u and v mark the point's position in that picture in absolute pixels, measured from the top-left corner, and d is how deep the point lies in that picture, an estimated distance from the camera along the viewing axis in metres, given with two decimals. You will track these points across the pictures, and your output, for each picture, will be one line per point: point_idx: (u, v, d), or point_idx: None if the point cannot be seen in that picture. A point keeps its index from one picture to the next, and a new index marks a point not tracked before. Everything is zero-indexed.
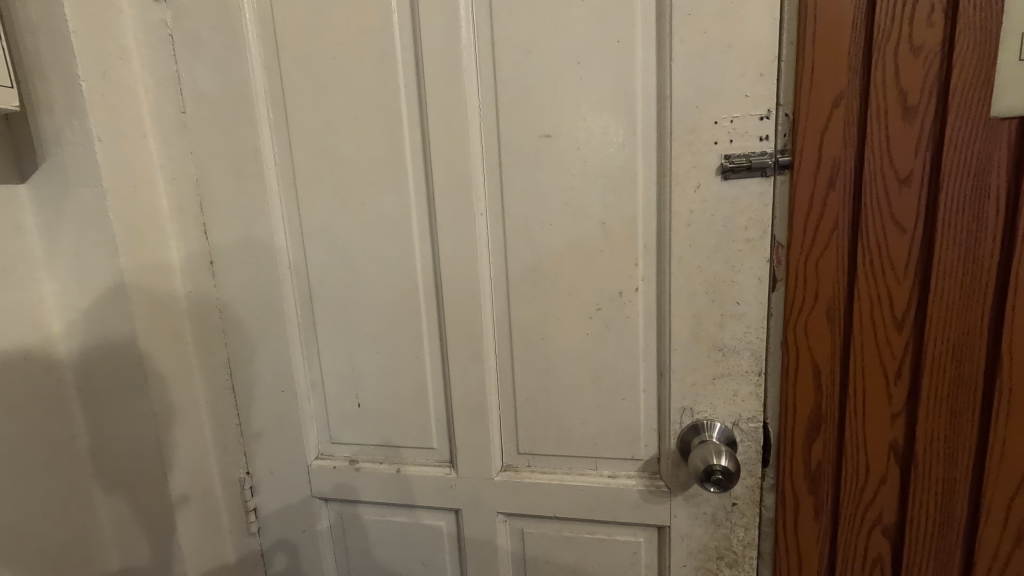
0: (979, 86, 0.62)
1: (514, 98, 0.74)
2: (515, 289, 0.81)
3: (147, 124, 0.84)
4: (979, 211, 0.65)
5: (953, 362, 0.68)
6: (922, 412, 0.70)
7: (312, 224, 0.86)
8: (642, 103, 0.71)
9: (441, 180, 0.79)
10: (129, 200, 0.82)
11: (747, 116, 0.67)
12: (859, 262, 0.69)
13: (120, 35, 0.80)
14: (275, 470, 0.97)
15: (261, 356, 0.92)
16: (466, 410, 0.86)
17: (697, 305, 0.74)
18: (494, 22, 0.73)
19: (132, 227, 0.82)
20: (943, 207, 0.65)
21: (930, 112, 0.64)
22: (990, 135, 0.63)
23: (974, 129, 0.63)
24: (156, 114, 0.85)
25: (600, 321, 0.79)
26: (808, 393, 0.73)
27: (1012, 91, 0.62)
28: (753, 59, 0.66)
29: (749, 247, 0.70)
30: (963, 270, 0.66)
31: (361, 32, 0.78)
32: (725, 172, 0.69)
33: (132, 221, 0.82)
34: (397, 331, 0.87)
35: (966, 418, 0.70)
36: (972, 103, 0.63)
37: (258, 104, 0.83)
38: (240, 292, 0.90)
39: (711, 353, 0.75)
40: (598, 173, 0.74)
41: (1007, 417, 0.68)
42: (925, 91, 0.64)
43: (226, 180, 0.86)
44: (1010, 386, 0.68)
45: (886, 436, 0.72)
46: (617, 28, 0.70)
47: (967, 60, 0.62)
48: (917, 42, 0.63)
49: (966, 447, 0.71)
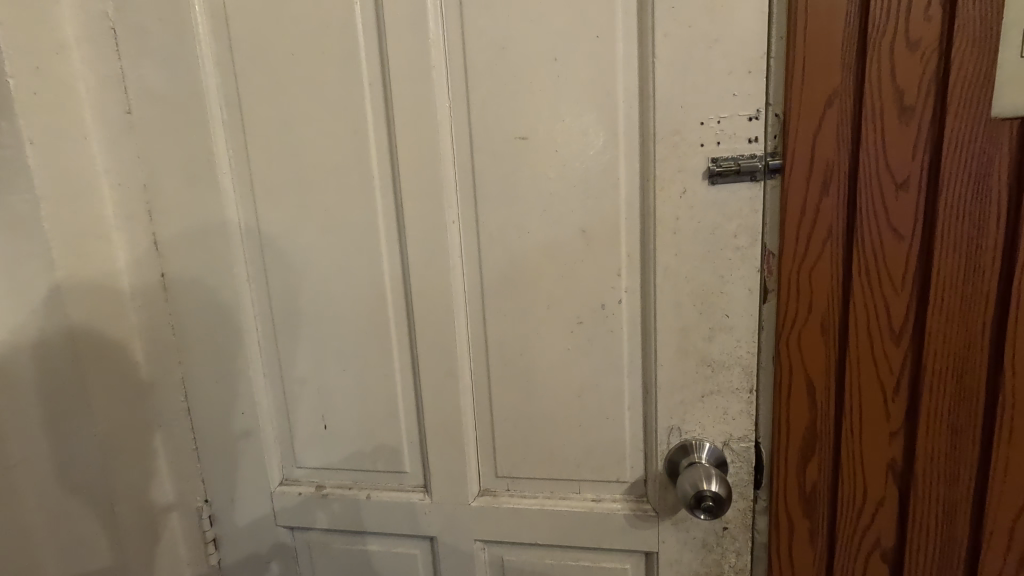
0: (978, 85, 0.59)
1: (487, 97, 0.69)
2: (491, 302, 0.75)
3: (90, 126, 0.77)
4: (979, 217, 0.62)
5: (953, 376, 0.65)
6: (921, 429, 0.67)
7: (272, 233, 0.80)
8: (624, 102, 0.66)
9: (411, 186, 0.73)
10: (69, 208, 0.75)
11: (736, 116, 0.63)
12: (855, 271, 0.65)
13: (55, 28, 0.73)
14: (237, 497, 0.90)
15: (219, 374, 0.86)
16: (440, 430, 0.81)
17: (684, 317, 0.69)
18: (464, 14, 0.68)
19: (72, 238, 0.75)
20: (942, 213, 0.62)
21: (928, 113, 0.61)
22: (990, 138, 0.60)
23: (974, 130, 0.60)
24: (97, 113, 0.77)
25: (582, 336, 0.74)
26: (801, 410, 0.69)
27: (1014, 90, 0.58)
28: (741, 55, 0.61)
29: (738, 255, 0.66)
30: (963, 279, 0.63)
31: (321, 26, 0.72)
32: (711, 177, 0.65)
33: (71, 231, 0.75)
34: (366, 347, 0.81)
35: (967, 434, 0.67)
36: (971, 102, 0.59)
37: (211, 103, 0.76)
38: (194, 307, 0.84)
39: (700, 369, 0.70)
40: (578, 178, 0.69)
41: (1009, 433, 0.65)
42: (923, 90, 0.60)
43: (177, 187, 0.79)
44: (1011, 401, 0.65)
45: (884, 455, 0.69)
46: (596, 22, 0.65)
47: (966, 56, 0.58)
48: (913, 38, 0.59)
49: (967, 464, 0.67)
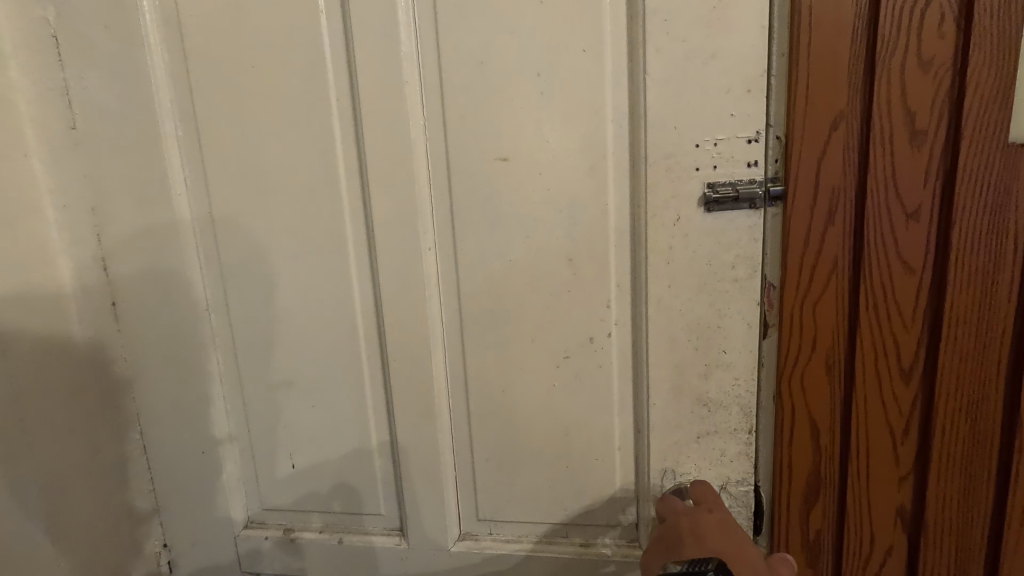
0: (994, 107, 0.55)
1: (465, 114, 0.64)
2: (471, 334, 0.70)
3: (32, 142, 0.69)
4: (995, 250, 0.58)
5: (966, 417, 0.61)
6: (931, 471, 0.63)
7: (233, 259, 0.73)
8: (613, 122, 0.61)
9: (383, 210, 0.67)
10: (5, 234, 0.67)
11: (734, 138, 0.58)
12: (862, 305, 0.60)
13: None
14: (198, 541, 0.83)
15: (177, 411, 0.79)
16: (416, 471, 0.74)
17: (679, 353, 0.64)
18: (440, 25, 0.62)
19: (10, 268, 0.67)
20: (954, 244, 0.58)
21: (941, 137, 0.56)
22: (1005, 163, 0.56)
23: (990, 157, 0.56)
24: (37, 129, 0.70)
25: (569, 372, 0.68)
26: (804, 452, 0.64)
27: None
28: (739, 73, 0.57)
29: (737, 287, 0.61)
30: (976, 314, 0.59)
31: (284, 35, 0.66)
32: (708, 204, 0.60)
33: (9, 260, 0.67)
34: (337, 381, 0.75)
35: (979, 476, 0.63)
36: (988, 128, 0.55)
37: (163, 119, 0.70)
38: (149, 338, 0.77)
39: (695, 408, 0.65)
40: (564, 203, 0.64)
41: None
42: (935, 112, 0.55)
43: (128, 209, 0.72)
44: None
45: (892, 498, 0.65)
46: (582, 34, 0.60)
47: (982, 78, 0.54)
48: (925, 56, 0.55)
49: (981, 509, 0.64)
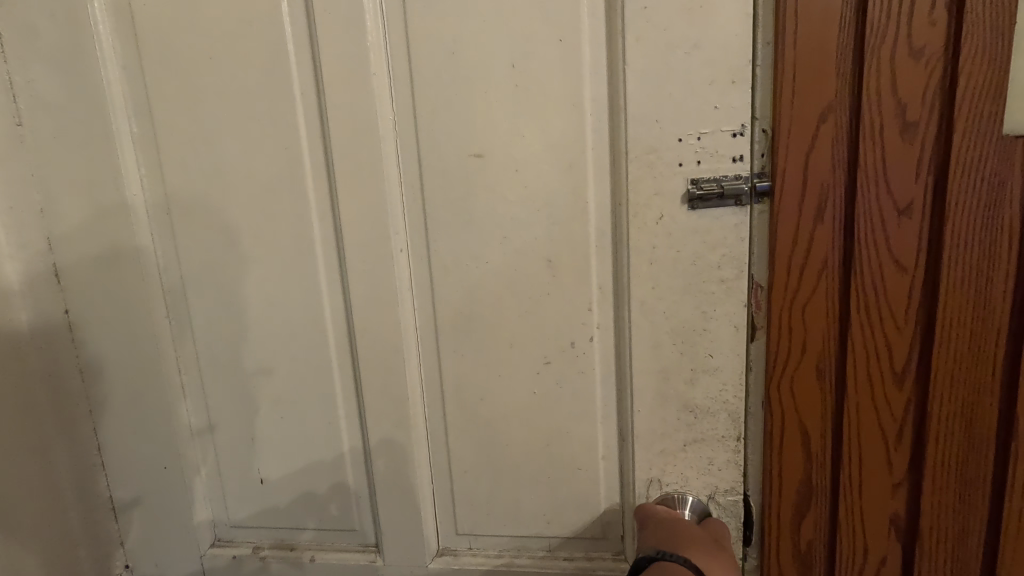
0: (986, 99, 0.53)
1: (436, 108, 0.60)
2: (447, 340, 0.66)
3: None
4: (990, 248, 0.56)
5: (961, 421, 0.60)
6: (924, 477, 0.61)
7: (194, 263, 0.69)
8: (592, 116, 0.58)
9: (351, 209, 0.63)
10: None
11: (718, 132, 0.55)
12: (853, 305, 0.58)
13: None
14: (161, 560, 0.79)
15: (136, 425, 0.74)
16: (391, 485, 0.71)
17: (663, 358, 0.61)
18: (409, 13, 0.58)
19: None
20: (947, 242, 0.56)
21: (931, 131, 0.54)
22: (999, 158, 0.54)
23: (983, 152, 0.54)
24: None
25: (550, 379, 0.65)
26: (795, 457, 0.62)
27: None
28: (723, 63, 0.54)
29: (724, 289, 0.58)
30: (971, 314, 0.57)
31: (244, 25, 0.62)
32: (691, 201, 0.57)
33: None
34: (306, 391, 0.71)
35: (974, 483, 0.61)
36: (981, 121, 0.53)
37: (116, 114, 0.66)
38: (105, 349, 0.72)
39: (682, 415, 0.62)
40: (542, 201, 0.60)
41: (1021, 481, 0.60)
42: (926, 105, 0.54)
43: (79, 210, 0.68)
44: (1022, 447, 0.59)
45: (884, 506, 0.63)
46: (559, 23, 0.57)
47: (974, 69, 0.52)
48: (915, 46, 0.53)
49: (978, 517, 0.62)
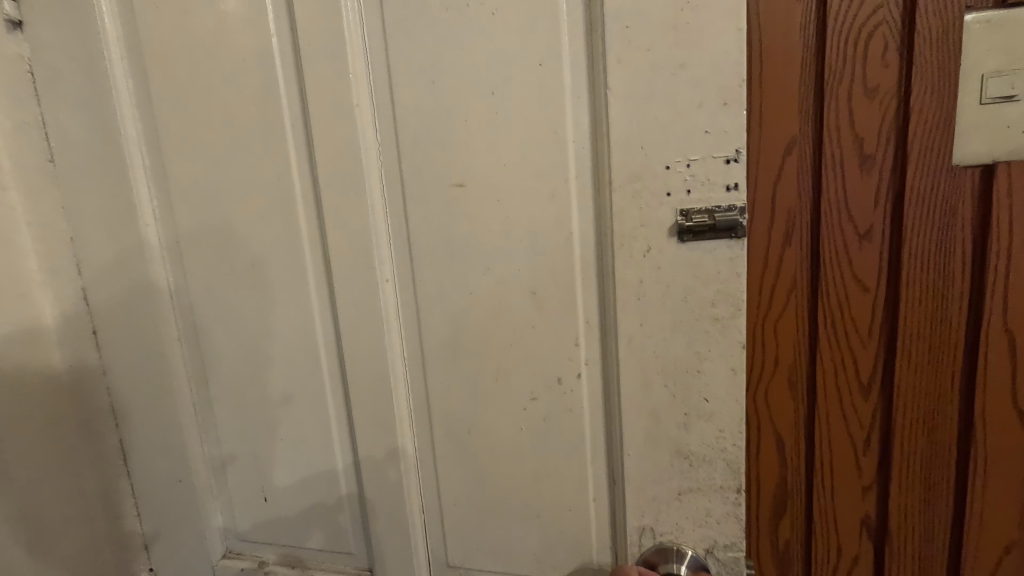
0: (945, 135, 0.58)
1: (418, 137, 0.59)
2: (434, 370, 0.65)
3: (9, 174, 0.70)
4: (947, 267, 0.61)
5: (926, 425, 0.65)
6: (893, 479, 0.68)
7: (199, 288, 0.72)
8: (575, 142, 0.55)
9: (337, 238, 0.64)
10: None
11: (710, 158, 0.51)
12: (825, 320, 0.65)
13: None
14: (177, 568, 0.83)
15: (153, 439, 0.78)
16: (382, 513, 0.70)
17: (654, 399, 0.57)
18: (389, 43, 0.58)
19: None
20: (908, 267, 0.62)
21: (887, 164, 0.61)
22: (956, 189, 0.60)
23: (937, 180, 0.59)
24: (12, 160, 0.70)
25: (536, 414, 0.62)
26: (773, 458, 0.68)
27: (978, 136, 0.58)
28: (712, 84, 0.49)
29: (718, 329, 0.54)
30: (935, 329, 0.63)
31: (241, 60, 0.63)
32: (680, 233, 0.52)
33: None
34: (304, 413, 0.73)
35: (939, 483, 0.67)
36: (934, 152, 0.59)
37: (130, 149, 0.69)
38: (125, 366, 0.76)
39: (675, 462, 0.58)
40: (524, 230, 0.58)
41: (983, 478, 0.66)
42: (881, 139, 0.60)
43: (101, 237, 0.72)
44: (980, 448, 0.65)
45: (858, 507, 0.69)
46: (537, 47, 0.54)
47: (924, 106, 0.58)
48: (870, 89, 0.59)
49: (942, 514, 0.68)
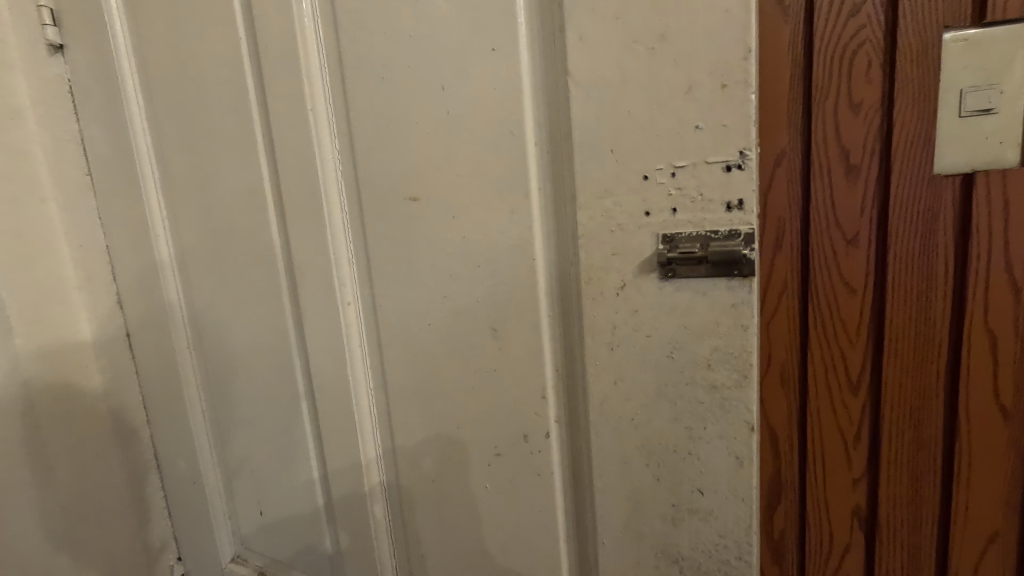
0: (921, 144, 0.46)
1: (373, 144, 0.54)
2: (401, 413, 0.58)
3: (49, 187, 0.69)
4: (929, 302, 0.48)
5: (904, 496, 0.52)
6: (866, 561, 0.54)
7: (194, 301, 0.70)
8: (534, 146, 0.46)
9: (303, 255, 0.59)
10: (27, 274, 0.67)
11: (702, 167, 0.40)
12: (808, 369, 0.51)
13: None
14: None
15: (172, 453, 0.76)
16: (353, 557, 0.64)
17: (635, 480, 0.47)
18: (341, 41, 0.53)
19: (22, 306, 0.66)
20: (892, 295, 0.49)
21: (871, 166, 0.47)
22: (934, 202, 0.47)
23: (916, 189, 0.47)
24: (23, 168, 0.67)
25: (501, 474, 0.54)
26: (762, 535, 0.54)
27: (957, 141, 0.45)
28: (690, 67, 0.39)
29: (716, 402, 0.43)
30: (915, 377, 0.49)
31: (219, 68, 0.60)
32: (663, 265, 0.42)
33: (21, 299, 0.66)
34: (289, 437, 0.67)
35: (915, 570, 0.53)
36: (916, 154, 0.46)
37: (137, 154, 0.66)
38: (152, 380, 0.75)
39: (660, 562, 0.48)
40: (479, 251, 0.50)
41: (967, 558, 0.52)
42: (867, 135, 0.47)
43: (128, 248, 0.71)
44: (965, 522, 0.51)
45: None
46: (491, 29, 0.46)
47: (909, 93, 0.45)
48: (856, 97, 0.46)
49: None
